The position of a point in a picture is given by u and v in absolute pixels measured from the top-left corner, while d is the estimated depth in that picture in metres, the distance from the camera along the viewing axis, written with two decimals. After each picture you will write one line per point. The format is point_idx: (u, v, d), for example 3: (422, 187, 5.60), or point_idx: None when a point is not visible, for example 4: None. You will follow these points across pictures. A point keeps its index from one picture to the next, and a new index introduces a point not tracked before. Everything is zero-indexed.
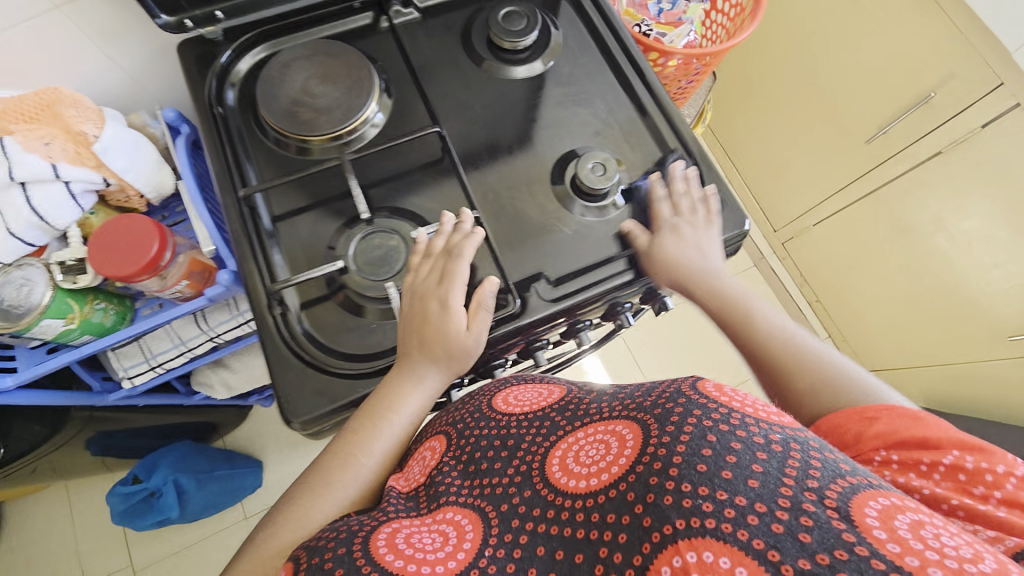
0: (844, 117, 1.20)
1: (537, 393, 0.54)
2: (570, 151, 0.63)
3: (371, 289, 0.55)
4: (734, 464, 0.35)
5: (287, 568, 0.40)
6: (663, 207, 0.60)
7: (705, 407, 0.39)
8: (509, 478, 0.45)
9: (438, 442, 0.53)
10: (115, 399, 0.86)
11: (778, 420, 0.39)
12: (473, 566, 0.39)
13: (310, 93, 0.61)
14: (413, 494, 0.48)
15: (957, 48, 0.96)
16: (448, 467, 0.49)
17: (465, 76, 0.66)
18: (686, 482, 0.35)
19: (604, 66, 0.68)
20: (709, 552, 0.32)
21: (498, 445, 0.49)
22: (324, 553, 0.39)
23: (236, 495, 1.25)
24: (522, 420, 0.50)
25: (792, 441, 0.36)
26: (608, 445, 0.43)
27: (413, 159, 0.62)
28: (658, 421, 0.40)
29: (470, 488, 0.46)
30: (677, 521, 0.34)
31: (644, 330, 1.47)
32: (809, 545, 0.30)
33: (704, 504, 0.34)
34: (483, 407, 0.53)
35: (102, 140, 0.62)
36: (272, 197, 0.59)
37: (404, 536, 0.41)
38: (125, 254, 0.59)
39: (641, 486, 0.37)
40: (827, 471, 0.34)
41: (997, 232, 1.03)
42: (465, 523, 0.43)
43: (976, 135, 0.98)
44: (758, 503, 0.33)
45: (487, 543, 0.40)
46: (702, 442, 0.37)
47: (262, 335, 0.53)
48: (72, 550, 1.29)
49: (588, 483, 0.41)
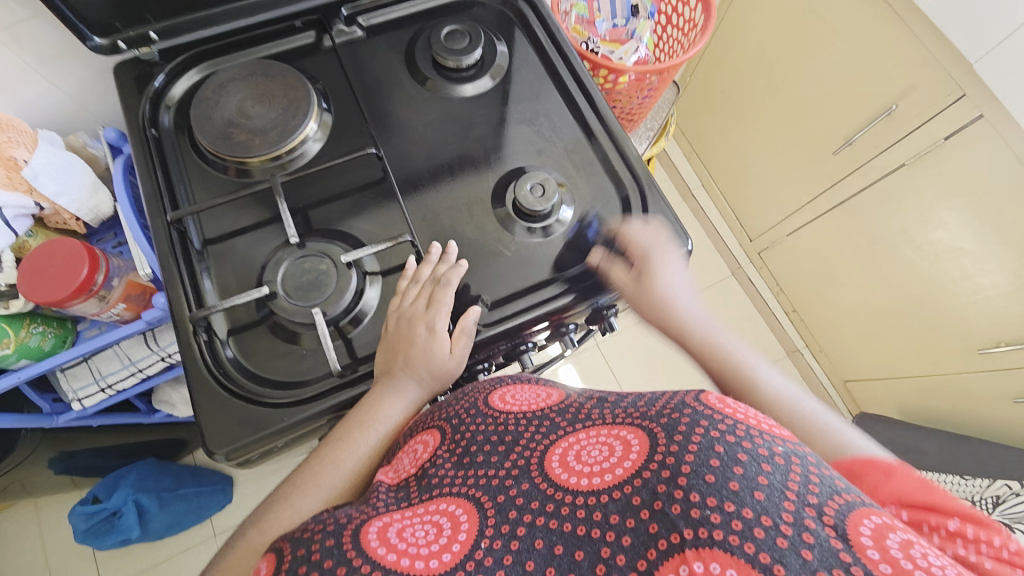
0: (815, 127, 1.20)
1: (534, 394, 0.49)
2: (514, 171, 0.62)
3: (298, 316, 0.53)
4: (740, 476, 0.31)
5: (268, 561, 0.36)
6: (632, 235, 0.58)
7: (711, 418, 0.35)
8: (505, 471, 0.40)
9: (431, 436, 0.46)
10: (66, 420, 0.83)
11: (779, 433, 0.35)
12: (468, 559, 0.34)
13: (245, 114, 0.60)
14: (403, 485, 0.43)
15: (917, 60, 0.96)
16: (440, 459, 0.43)
17: (408, 95, 0.65)
18: (693, 492, 0.32)
19: (550, 84, 0.67)
20: (715, 564, 0.29)
21: (495, 440, 0.43)
22: (310, 544, 0.35)
23: (202, 514, 1.23)
24: (519, 418, 0.45)
25: (794, 455, 0.33)
26: (611, 447, 0.38)
27: (353, 179, 0.61)
28: (664, 429, 0.36)
29: (462, 477, 0.40)
30: (683, 531, 0.31)
31: (621, 340, 1.46)
32: (810, 563, 0.27)
33: (711, 515, 0.30)
34: (478, 403, 0.48)
35: (33, 164, 0.61)
36: (204, 220, 0.59)
37: (396, 529, 0.36)
38: (54, 280, 0.58)
39: (648, 491, 0.33)
40: (825, 487, 0.31)
41: (964, 244, 1.02)
42: (459, 514, 0.37)
43: (940, 147, 0.98)
44: (763, 515, 0.29)
45: (484, 535, 0.35)
46: (709, 453, 0.33)
47: (184, 363, 0.52)
48: (39, 570, 1.26)
49: (591, 482, 0.36)
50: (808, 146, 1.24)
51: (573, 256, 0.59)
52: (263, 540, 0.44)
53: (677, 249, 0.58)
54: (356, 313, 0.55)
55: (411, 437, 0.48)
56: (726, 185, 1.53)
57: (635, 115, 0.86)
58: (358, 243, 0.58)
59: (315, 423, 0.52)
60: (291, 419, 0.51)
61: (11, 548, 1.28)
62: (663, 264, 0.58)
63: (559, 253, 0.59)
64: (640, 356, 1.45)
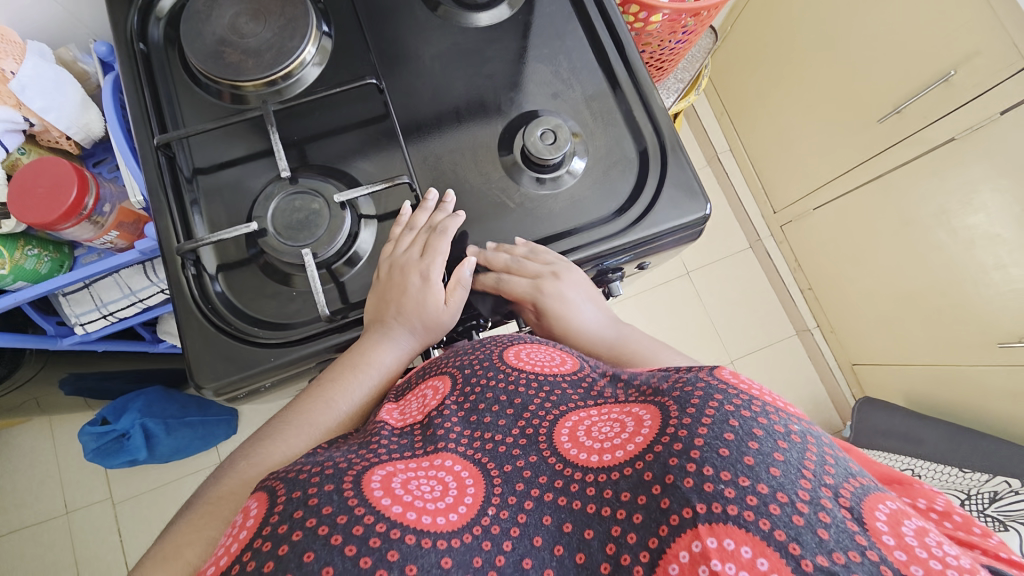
0: (861, 90, 1.11)
1: (550, 356, 0.45)
2: (526, 114, 0.57)
3: (288, 256, 0.51)
4: (756, 450, 0.29)
5: (259, 502, 0.33)
6: (516, 282, 0.51)
7: (725, 392, 0.32)
8: (513, 439, 0.38)
9: (442, 381, 0.44)
10: (70, 343, 0.84)
11: (794, 412, 0.32)
12: (475, 524, 0.32)
13: (238, 32, 0.55)
14: (407, 431, 0.41)
15: (982, 24, 0.88)
16: (449, 410, 0.40)
17: (417, 24, 0.60)
18: (707, 466, 0.29)
19: (575, 21, 0.61)
20: (729, 539, 0.27)
21: (504, 401, 0.40)
22: (306, 487, 0.32)
23: (207, 441, 1.28)
24: (532, 378, 0.42)
25: (810, 433, 0.30)
26: (623, 423, 0.36)
27: (352, 113, 0.57)
28: (676, 402, 0.33)
29: (466, 435, 0.39)
30: (696, 505, 0.28)
31: (630, 304, 1.43)
32: (827, 543, 0.26)
33: (725, 489, 0.28)
34: (493, 356, 0.44)
35: (20, 77, 0.60)
36: (195, 146, 0.56)
37: (401, 479, 0.34)
38: (43, 200, 0.57)
39: (659, 465, 0.31)
40: (840, 469, 0.29)
41: (1002, 231, 0.96)
42: (466, 477, 0.35)
43: (994, 122, 0.91)
44: (779, 492, 0.27)
45: (490, 502, 0.34)
46: (723, 426, 0.30)
47: (174, 296, 0.51)
48: (56, 479, 1.33)
49: (601, 458, 0.34)
50: (851, 112, 1.15)
51: (583, 214, 0.55)
52: (243, 483, 0.42)
53: (571, 278, 0.52)
54: (350, 256, 0.53)
55: (424, 380, 0.47)
56: (756, 149, 1.44)
57: (666, 62, 0.78)
58: (355, 182, 0.55)
59: (307, 364, 0.51)
60: (278, 358, 0.50)
61: (28, 459, 1.35)
62: (674, 228, 0.54)
63: (566, 209, 0.55)
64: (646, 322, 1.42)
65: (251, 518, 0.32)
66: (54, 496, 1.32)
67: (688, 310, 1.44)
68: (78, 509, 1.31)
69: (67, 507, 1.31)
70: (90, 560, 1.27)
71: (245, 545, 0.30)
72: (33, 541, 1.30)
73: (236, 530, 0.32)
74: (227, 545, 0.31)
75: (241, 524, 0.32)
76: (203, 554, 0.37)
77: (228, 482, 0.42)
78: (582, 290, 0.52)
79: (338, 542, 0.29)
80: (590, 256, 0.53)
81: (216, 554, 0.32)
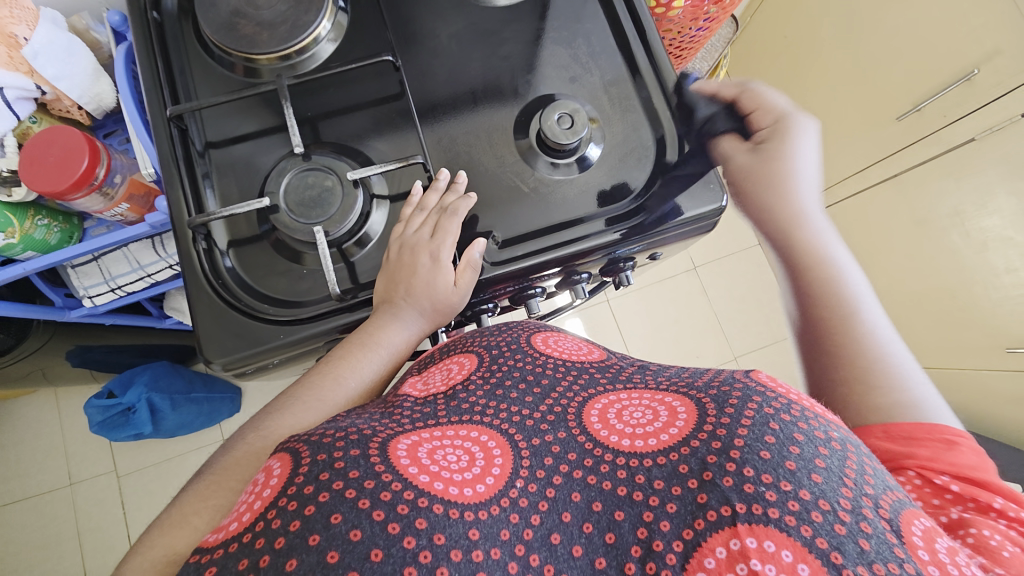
0: (880, 86, 1.09)
1: (576, 345, 0.47)
2: (544, 97, 0.56)
3: (299, 233, 0.50)
4: (797, 456, 0.29)
5: (283, 462, 0.33)
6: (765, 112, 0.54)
7: (765, 394, 0.32)
8: (540, 415, 0.38)
9: (468, 359, 0.44)
10: (77, 315, 0.84)
11: (833, 418, 0.32)
12: (502, 496, 0.32)
13: (253, 4, 0.54)
14: (429, 400, 0.41)
15: (1009, 22, 0.86)
16: (474, 385, 0.41)
17: (434, 1, 0.59)
18: (747, 466, 0.29)
19: (596, 5, 0.59)
20: (769, 541, 0.27)
21: (531, 380, 0.41)
22: (332, 450, 0.32)
23: (211, 418, 1.29)
24: (558, 364, 0.42)
25: (850, 442, 0.30)
26: (656, 411, 0.36)
27: (366, 92, 0.56)
28: (713, 400, 0.34)
29: (492, 407, 0.39)
30: (736, 505, 0.28)
31: (634, 297, 1.44)
32: (867, 553, 0.25)
33: (766, 492, 0.28)
34: (521, 340, 0.45)
35: (33, 44, 0.59)
36: (207, 119, 0.55)
37: (427, 450, 0.34)
38: (54, 170, 0.56)
39: (696, 459, 0.31)
40: (880, 480, 0.29)
41: (1016, 235, 0.95)
42: (492, 446, 0.36)
43: (1015, 123, 0.90)
44: (821, 499, 0.27)
45: (519, 475, 0.34)
46: (764, 429, 0.30)
47: (183, 269, 0.51)
48: (61, 450, 1.35)
49: (632, 443, 0.34)
50: (869, 109, 1.13)
51: (596, 200, 0.54)
52: (252, 457, 0.42)
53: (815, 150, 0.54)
54: (361, 236, 0.52)
55: (449, 356, 0.47)
56: None
57: (685, 50, 0.77)
58: (368, 161, 0.54)
59: (314, 343, 0.51)
60: (287, 337, 0.50)
61: (33, 431, 1.37)
62: (686, 220, 0.53)
63: (580, 195, 0.55)
64: (649, 315, 1.43)
65: (274, 479, 0.32)
66: (59, 467, 1.34)
67: (693, 305, 1.44)
68: (82, 480, 1.33)
69: (71, 479, 1.33)
70: (93, 532, 1.29)
71: (268, 504, 0.30)
72: (38, 511, 1.32)
73: (257, 490, 0.32)
74: (249, 503, 0.32)
75: (263, 484, 0.32)
76: (212, 519, 0.38)
77: (238, 452, 0.43)
78: (810, 178, 0.54)
79: (365, 507, 0.29)
80: (601, 244, 0.53)
81: (236, 512, 0.32)
